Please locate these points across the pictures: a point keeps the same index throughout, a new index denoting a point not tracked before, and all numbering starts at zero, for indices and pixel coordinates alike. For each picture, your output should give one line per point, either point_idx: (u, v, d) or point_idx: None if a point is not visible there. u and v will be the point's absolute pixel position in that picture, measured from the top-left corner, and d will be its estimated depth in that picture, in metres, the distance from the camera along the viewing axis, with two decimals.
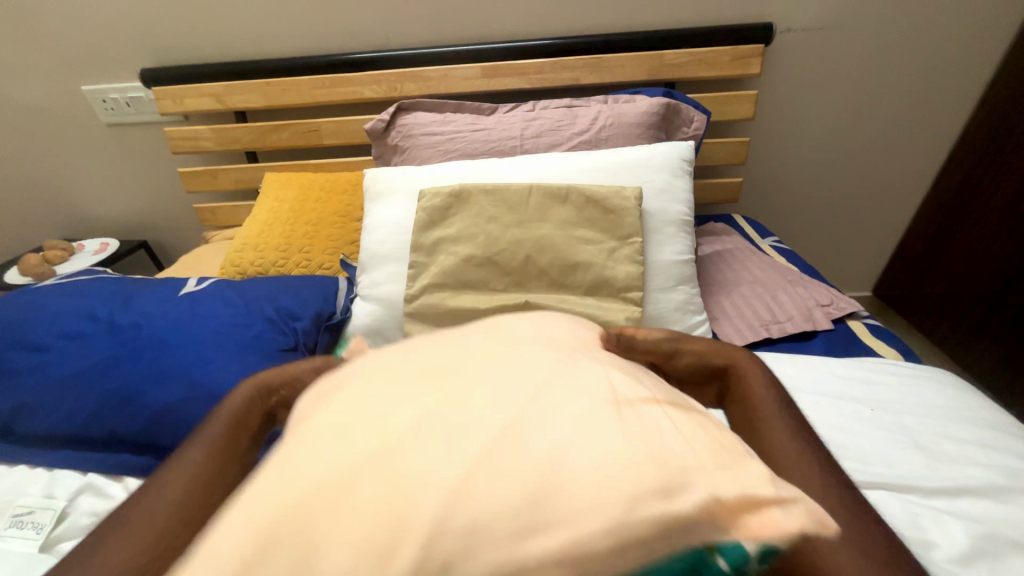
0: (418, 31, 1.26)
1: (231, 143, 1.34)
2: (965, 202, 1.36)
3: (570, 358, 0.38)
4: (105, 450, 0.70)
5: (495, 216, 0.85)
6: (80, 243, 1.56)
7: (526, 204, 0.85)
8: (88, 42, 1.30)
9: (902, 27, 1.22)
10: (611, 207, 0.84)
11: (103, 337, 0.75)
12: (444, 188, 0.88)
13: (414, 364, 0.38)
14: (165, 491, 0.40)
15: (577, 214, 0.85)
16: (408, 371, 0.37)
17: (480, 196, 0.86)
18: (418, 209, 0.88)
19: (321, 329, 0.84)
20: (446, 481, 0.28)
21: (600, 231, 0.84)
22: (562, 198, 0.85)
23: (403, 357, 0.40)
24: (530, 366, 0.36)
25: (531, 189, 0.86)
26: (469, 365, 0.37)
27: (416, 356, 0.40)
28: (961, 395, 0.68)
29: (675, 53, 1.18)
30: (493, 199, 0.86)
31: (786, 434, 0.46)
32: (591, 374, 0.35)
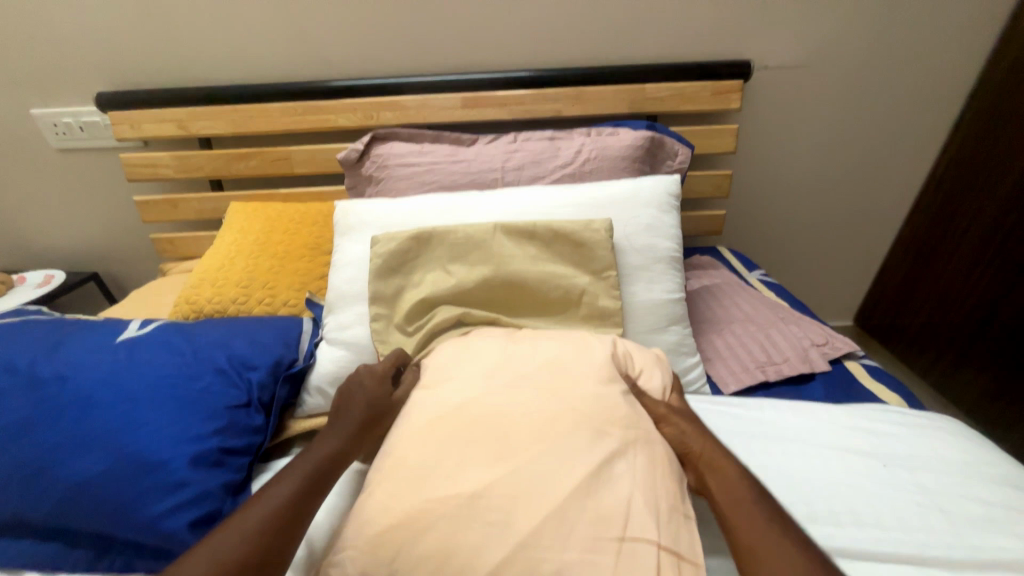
0: (395, 61, 1.23)
1: (194, 171, 1.26)
2: (941, 236, 1.38)
3: (559, 422, 0.53)
4: (7, 536, 0.59)
5: (459, 260, 0.79)
6: (20, 275, 1.42)
7: (490, 245, 0.79)
8: (39, 61, 1.22)
9: (871, 67, 1.26)
10: (581, 240, 0.79)
11: (17, 395, 0.64)
12: (402, 231, 0.81)
13: (482, 384, 0.58)
14: (216, 546, 0.44)
15: (548, 249, 0.80)
16: (473, 388, 0.58)
17: (444, 237, 0.80)
18: (372, 256, 0.80)
19: (280, 379, 0.75)
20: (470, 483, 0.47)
21: (572, 266, 0.79)
22: (528, 234, 0.80)
23: (478, 376, 0.59)
24: (533, 427, 0.52)
25: (495, 228, 0.80)
26: (508, 399, 0.56)
27: (486, 377, 0.59)
28: (973, 447, 0.64)
29: (656, 88, 1.18)
30: (460, 239, 0.80)
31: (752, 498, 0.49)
32: (563, 446, 0.50)
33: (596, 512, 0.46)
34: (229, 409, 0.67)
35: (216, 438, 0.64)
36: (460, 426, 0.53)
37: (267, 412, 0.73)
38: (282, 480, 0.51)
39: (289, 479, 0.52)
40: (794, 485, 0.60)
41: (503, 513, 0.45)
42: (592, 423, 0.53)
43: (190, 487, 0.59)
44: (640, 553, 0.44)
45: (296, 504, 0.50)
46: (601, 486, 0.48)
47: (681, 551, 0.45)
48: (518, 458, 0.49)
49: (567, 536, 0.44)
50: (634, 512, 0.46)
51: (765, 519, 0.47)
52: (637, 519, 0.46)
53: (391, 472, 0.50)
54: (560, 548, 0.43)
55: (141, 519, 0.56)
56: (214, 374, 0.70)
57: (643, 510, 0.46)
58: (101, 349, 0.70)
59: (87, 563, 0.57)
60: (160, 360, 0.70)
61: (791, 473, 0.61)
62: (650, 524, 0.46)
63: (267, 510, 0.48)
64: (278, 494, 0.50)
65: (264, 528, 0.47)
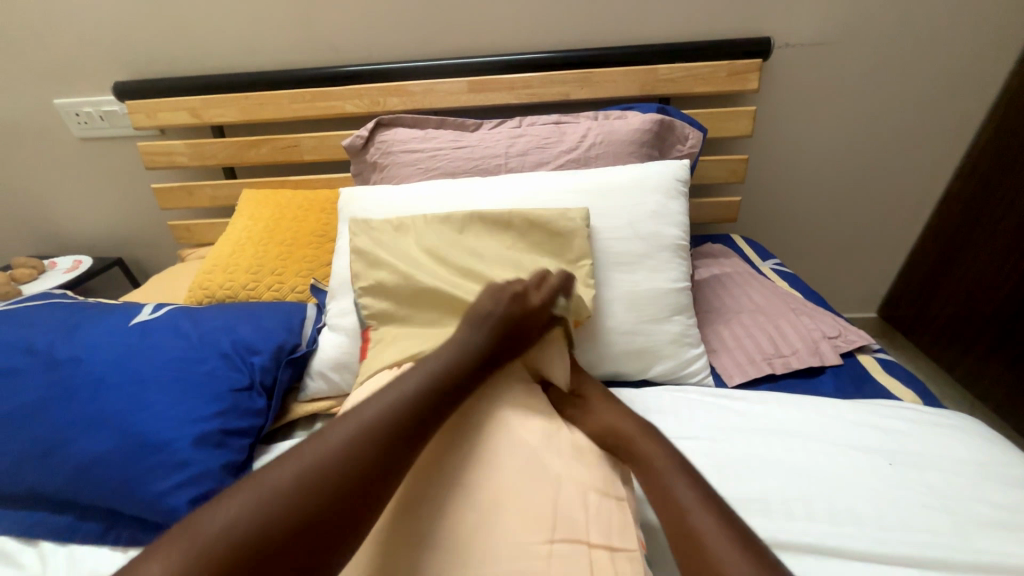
0: (401, 45, 1.21)
1: (207, 159, 1.28)
2: (974, 224, 1.30)
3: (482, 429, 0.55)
4: (27, 507, 0.62)
5: (435, 246, 0.76)
6: (51, 260, 1.49)
7: (468, 236, 0.77)
8: (58, 51, 1.25)
9: (903, 43, 1.18)
10: (557, 229, 0.76)
11: (35, 376, 0.67)
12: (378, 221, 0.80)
13: None
14: (316, 448, 0.44)
15: (524, 240, 0.77)
16: None
17: (420, 227, 0.79)
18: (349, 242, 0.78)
19: (282, 363, 0.76)
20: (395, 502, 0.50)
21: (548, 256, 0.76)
22: (505, 223, 0.77)
23: None
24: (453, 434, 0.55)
25: (472, 217, 0.78)
26: None
27: None
28: (991, 447, 0.61)
29: (669, 68, 1.13)
30: (443, 225, 0.78)
31: (683, 482, 0.49)
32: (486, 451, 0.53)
33: (524, 514, 0.47)
34: (232, 392, 0.69)
35: (219, 420, 0.66)
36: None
37: (270, 395, 0.75)
38: (386, 397, 0.48)
39: (391, 398, 0.48)
40: (792, 482, 0.58)
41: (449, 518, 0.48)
42: (515, 430, 0.55)
43: (192, 466, 0.61)
44: (572, 554, 0.45)
45: (398, 430, 0.46)
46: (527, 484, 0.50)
47: (612, 544, 0.47)
48: (449, 467, 0.52)
49: (499, 537, 0.46)
50: (565, 510, 0.48)
51: (697, 500, 0.47)
52: (568, 518, 0.48)
53: None
54: (495, 553, 0.45)
55: (147, 494, 0.59)
56: (218, 358, 0.72)
57: (571, 510, 0.48)
58: (113, 333, 0.73)
59: (98, 535, 0.61)
60: (167, 344, 0.72)
61: (790, 469, 0.60)
62: (580, 523, 0.47)
63: (369, 424, 0.46)
64: (376, 413, 0.47)
65: (357, 446, 0.44)
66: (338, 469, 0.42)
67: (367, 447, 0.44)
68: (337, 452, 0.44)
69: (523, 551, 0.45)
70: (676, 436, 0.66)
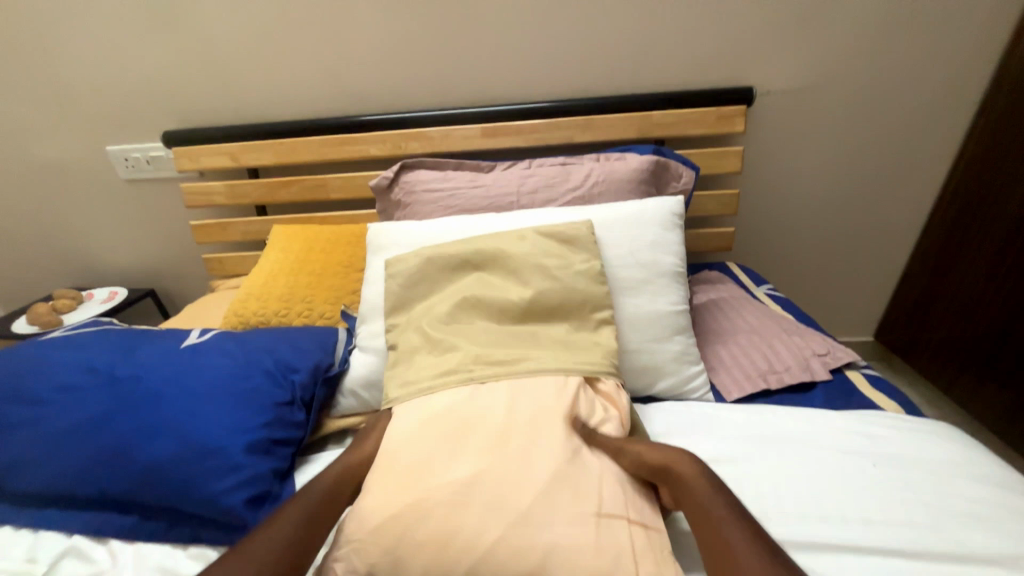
0: (421, 96, 1.36)
1: (243, 197, 1.40)
2: (956, 251, 1.39)
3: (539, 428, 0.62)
4: (93, 510, 0.70)
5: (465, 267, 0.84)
6: (88, 291, 1.59)
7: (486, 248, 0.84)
8: (117, 104, 1.40)
9: (873, 90, 1.31)
10: (566, 238, 0.85)
11: (101, 391, 0.75)
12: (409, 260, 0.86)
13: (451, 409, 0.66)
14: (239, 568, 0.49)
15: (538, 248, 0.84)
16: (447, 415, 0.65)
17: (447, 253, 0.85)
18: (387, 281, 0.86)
19: (319, 381, 0.84)
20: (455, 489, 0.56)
21: (559, 257, 0.83)
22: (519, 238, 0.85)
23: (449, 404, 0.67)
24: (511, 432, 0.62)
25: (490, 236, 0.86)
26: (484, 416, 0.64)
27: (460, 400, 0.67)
28: (965, 451, 0.68)
29: (662, 114, 1.26)
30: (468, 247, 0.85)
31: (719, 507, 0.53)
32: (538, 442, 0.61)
33: (576, 492, 0.56)
34: (275, 406, 0.77)
35: (265, 430, 0.73)
36: (429, 446, 0.61)
37: (308, 409, 0.82)
38: (287, 511, 0.57)
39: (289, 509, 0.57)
40: (785, 483, 0.65)
41: (495, 500, 0.55)
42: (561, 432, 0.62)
43: (244, 470, 0.68)
44: (615, 529, 0.53)
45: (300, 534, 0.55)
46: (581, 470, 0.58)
47: (646, 522, 0.55)
48: (477, 465, 0.58)
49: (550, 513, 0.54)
50: (603, 490, 0.57)
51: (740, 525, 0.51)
52: (608, 496, 0.56)
53: (379, 489, 0.58)
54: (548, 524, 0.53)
55: (205, 495, 0.66)
56: (263, 375, 0.80)
57: (612, 493, 0.57)
58: (168, 353, 0.81)
59: (159, 533, 0.68)
60: (218, 363, 0.80)
61: (785, 472, 0.66)
62: (619, 501, 0.56)
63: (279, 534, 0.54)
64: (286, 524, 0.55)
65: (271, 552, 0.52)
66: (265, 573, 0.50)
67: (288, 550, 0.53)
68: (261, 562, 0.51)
69: (573, 524, 0.53)
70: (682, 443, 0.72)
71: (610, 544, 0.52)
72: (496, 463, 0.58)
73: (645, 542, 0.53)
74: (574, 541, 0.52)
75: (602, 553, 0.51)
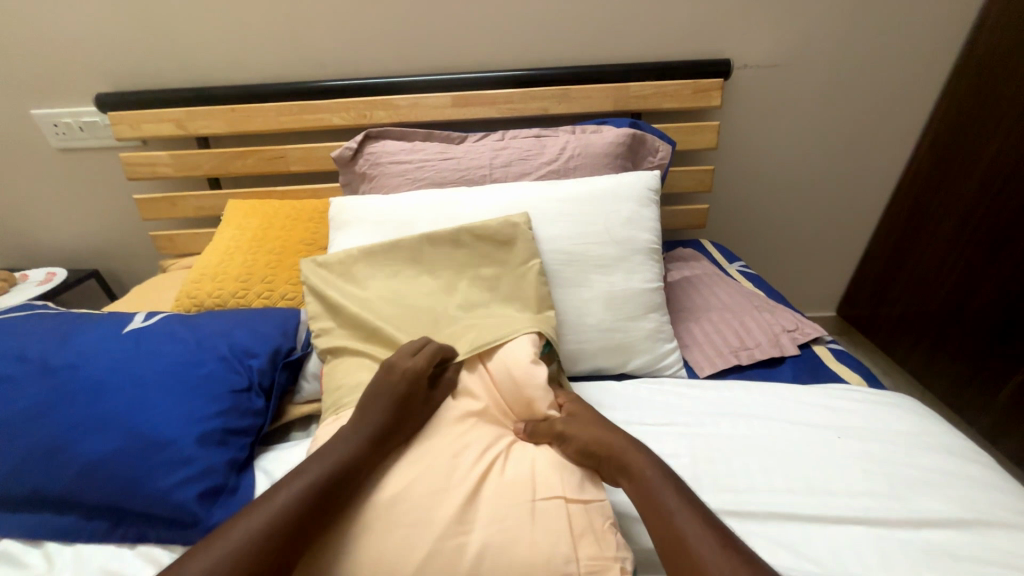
0: (387, 61, 1.27)
1: (192, 169, 1.29)
2: (916, 229, 1.44)
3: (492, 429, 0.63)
4: (27, 510, 0.64)
5: (396, 270, 0.81)
6: (22, 272, 1.45)
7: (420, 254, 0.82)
8: (37, 62, 1.24)
9: (846, 66, 1.30)
10: (502, 237, 0.81)
11: (30, 382, 0.67)
12: (334, 261, 0.82)
13: None
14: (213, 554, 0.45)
15: (473, 244, 0.82)
16: None
17: (375, 258, 0.82)
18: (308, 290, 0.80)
19: (279, 366, 0.79)
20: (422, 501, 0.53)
21: (496, 263, 0.81)
22: (453, 241, 0.82)
23: None
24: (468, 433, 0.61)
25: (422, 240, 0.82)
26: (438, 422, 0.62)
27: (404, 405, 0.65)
28: (923, 421, 0.71)
29: (639, 86, 1.22)
30: (401, 250, 0.82)
31: (697, 523, 0.49)
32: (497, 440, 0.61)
33: (508, 489, 0.54)
34: (231, 393, 0.72)
35: (221, 420, 0.68)
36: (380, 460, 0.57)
37: (268, 396, 0.77)
38: (287, 488, 0.50)
39: (291, 484, 0.50)
40: (756, 457, 0.65)
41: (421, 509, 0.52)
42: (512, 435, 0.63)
43: (197, 463, 0.64)
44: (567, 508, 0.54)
45: (301, 511, 0.49)
46: (508, 466, 0.57)
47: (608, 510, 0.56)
48: (441, 474, 0.55)
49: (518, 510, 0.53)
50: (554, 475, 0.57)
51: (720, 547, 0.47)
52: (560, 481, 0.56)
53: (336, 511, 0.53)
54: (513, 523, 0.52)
55: (154, 491, 0.61)
56: (217, 361, 0.74)
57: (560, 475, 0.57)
58: (108, 339, 0.74)
59: (104, 533, 0.63)
60: (165, 349, 0.74)
61: (758, 447, 0.67)
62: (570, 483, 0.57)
63: (268, 516, 0.48)
64: (279, 501, 0.49)
65: (257, 538, 0.46)
66: (246, 559, 0.45)
67: (284, 528, 0.47)
68: (251, 540, 0.46)
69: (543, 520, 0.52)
70: (656, 424, 0.72)
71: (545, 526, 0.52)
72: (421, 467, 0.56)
73: (583, 521, 0.53)
74: (511, 544, 0.50)
75: (546, 549, 0.50)
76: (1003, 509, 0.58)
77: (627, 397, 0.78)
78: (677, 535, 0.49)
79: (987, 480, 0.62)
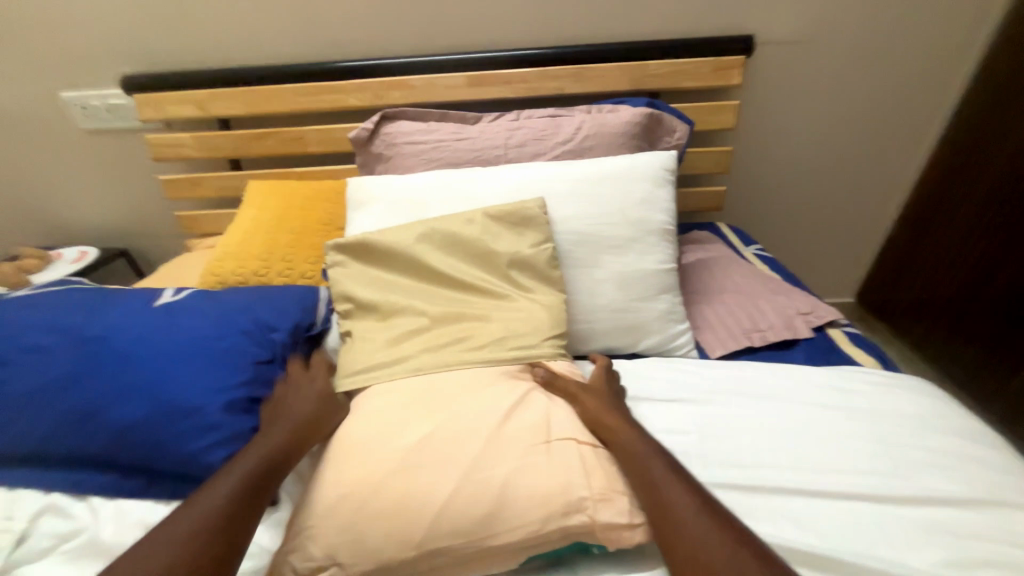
0: (403, 41, 1.26)
1: (213, 150, 1.32)
2: (940, 213, 1.39)
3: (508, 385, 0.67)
4: (71, 468, 0.69)
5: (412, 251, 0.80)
6: (56, 251, 1.51)
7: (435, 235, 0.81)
8: (64, 44, 1.27)
9: (876, 41, 1.25)
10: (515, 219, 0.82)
11: (69, 352, 0.72)
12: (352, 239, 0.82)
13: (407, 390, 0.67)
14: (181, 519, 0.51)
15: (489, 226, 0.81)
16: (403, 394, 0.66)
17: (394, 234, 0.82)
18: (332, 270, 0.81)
19: (300, 340, 0.82)
20: (438, 455, 0.58)
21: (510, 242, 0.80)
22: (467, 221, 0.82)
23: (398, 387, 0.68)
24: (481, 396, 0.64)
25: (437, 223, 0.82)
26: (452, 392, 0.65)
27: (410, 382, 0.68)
28: (936, 404, 0.71)
29: (658, 64, 1.19)
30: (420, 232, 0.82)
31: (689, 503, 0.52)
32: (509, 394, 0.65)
33: (524, 432, 0.60)
34: (255, 364, 0.75)
35: (245, 389, 0.72)
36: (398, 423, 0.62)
37: (290, 368, 0.80)
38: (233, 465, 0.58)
39: (239, 463, 0.58)
40: (764, 435, 0.66)
41: (450, 450, 0.58)
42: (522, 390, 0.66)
43: (224, 429, 0.67)
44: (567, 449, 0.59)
45: (247, 486, 0.56)
46: (524, 413, 0.63)
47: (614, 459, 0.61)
48: (455, 429, 0.60)
49: (532, 459, 0.58)
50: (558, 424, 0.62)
51: (705, 522, 0.50)
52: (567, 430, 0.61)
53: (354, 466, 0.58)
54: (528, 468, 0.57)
55: (186, 454, 0.65)
56: (241, 334, 0.77)
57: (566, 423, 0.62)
58: (139, 312, 0.78)
59: (141, 490, 0.68)
60: (192, 322, 0.77)
61: (764, 426, 0.67)
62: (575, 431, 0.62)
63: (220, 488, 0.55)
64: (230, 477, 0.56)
65: (218, 504, 0.53)
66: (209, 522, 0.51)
67: (237, 497, 0.54)
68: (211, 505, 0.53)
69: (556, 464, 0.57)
70: (665, 401, 0.73)
71: (562, 464, 0.57)
72: (443, 420, 0.61)
73: (592, 459, 0.59)
74: (528, 482, 0.56)
75: (557, 487, 0.55)
76: (1013, 491, 0.58)
77: (638, 375, 0.79)
78: (663, 506, 0.53)
79: (998, 463, 0.62)
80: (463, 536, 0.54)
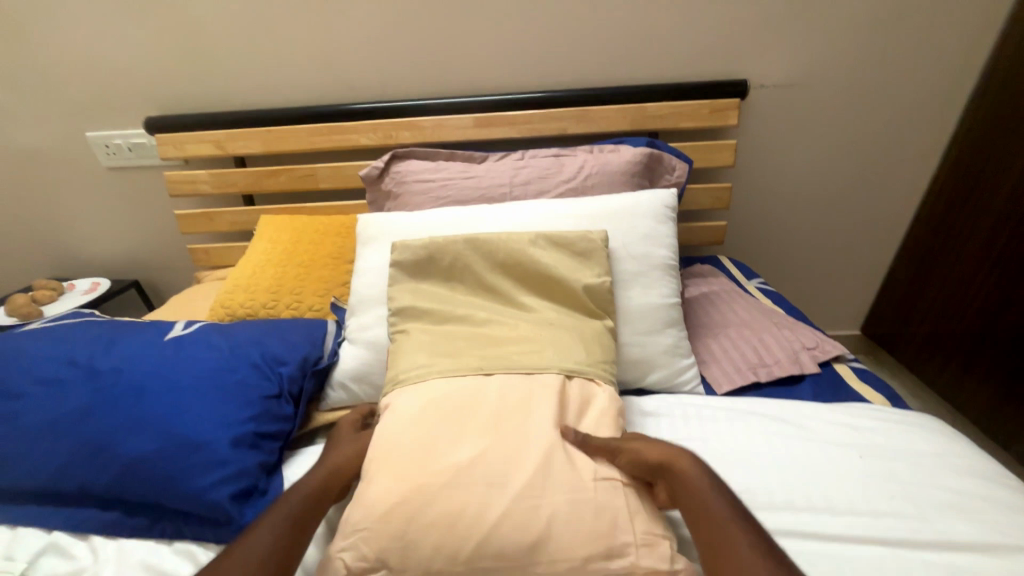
0: (413, 85, 1.33)
1: (229, 186, 1.37)
2: (942, 246, 1.41)
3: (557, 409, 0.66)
4: (74, 504, 0.68)
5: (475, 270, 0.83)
6: (70, 282, 1.54)
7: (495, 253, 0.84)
8: (95, 89, 1.35)
9: (865, 84, 1.31)
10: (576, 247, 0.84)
11: (80, 384, 0.73)
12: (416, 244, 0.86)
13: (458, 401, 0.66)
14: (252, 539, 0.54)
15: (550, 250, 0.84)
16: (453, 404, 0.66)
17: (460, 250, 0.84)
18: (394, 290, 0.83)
19: (308, 374, 0.83)
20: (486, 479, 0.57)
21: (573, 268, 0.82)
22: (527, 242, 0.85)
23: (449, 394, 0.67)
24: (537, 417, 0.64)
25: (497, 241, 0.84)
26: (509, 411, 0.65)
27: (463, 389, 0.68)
28: (951, 443, 0.69)
29: (656, 106, 1.25)
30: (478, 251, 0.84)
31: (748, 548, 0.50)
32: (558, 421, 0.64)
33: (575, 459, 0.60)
34: (262, 399, 0.76)
35: (252, 423, 0.72)
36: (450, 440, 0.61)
37: (296, 403, 0.81)
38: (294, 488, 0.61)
39: (296, 489, 0.61)
40: (776, 474, 0.65)
41: (499, 475, 0.57)
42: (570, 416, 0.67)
43: (230, 464, 0.67)
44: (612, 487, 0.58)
45: (302, 515, 0.59)
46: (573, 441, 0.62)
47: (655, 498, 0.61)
48: (506, 448, 0.60)
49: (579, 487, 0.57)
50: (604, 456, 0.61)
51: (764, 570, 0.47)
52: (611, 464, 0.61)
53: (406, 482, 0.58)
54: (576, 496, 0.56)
55: (190, 490, 0.65)
56: (249, 368, 0.78)
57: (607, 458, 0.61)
58: (151, 346, 0.79)
59: (142, 529, 0.67)
60: (201, 356, 0.78)
61: (775, 465, 0.66)
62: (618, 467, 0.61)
63: (279, 516, 0.57)
64: (290, 503, 0.59)
65: (276, 530, 0.56)
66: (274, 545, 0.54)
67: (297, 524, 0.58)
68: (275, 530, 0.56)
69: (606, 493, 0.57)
70: (675, 438, 0.72)
71: (608, 503, 0.56)
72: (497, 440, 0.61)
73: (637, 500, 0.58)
74: (576, 512, 0.55)
75: (604, 520, 0.55)
76: None
77: (646, 412, 0.78)
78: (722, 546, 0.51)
79: (1017, 505, 0.60)
80: (507, 558, 0.53)
